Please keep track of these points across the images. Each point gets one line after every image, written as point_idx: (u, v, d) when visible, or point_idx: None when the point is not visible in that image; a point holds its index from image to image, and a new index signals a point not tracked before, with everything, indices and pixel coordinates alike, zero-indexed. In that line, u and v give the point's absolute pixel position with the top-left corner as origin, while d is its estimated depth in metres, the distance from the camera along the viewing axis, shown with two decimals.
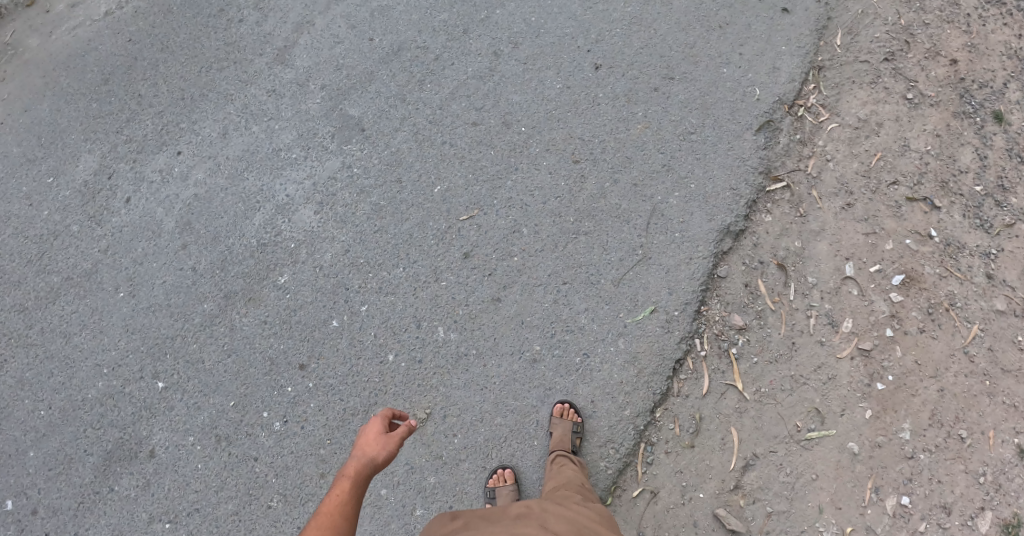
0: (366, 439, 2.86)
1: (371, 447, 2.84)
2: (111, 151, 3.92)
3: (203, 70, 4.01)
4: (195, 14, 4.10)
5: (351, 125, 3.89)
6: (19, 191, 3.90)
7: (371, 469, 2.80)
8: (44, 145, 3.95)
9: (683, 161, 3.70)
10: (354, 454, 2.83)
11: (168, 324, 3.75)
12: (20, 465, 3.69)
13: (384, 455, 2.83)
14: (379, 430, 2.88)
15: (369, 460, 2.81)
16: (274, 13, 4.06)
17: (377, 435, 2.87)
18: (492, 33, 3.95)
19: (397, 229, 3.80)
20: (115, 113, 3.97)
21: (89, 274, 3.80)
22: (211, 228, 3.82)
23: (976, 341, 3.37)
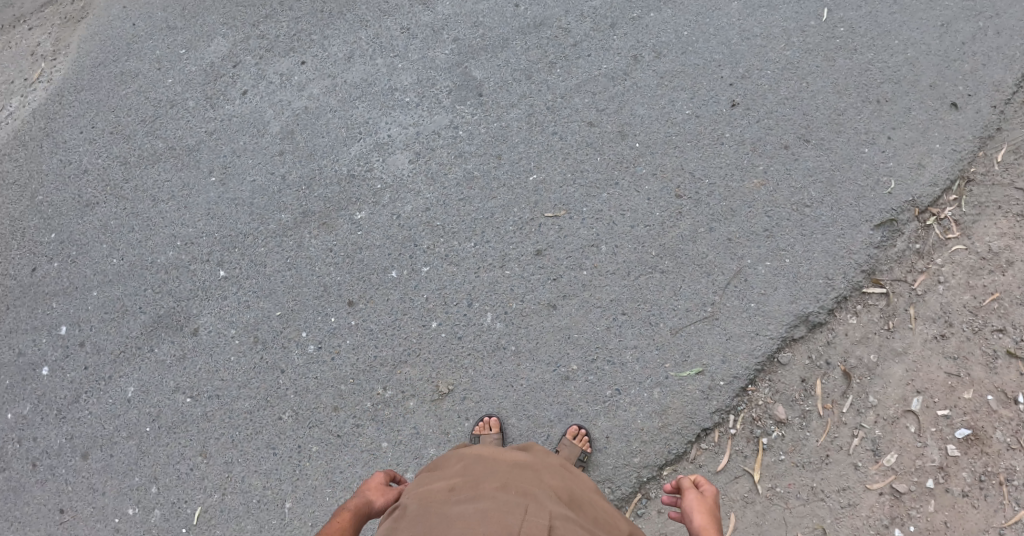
0: (369, 486, 3.04)
1: (373, 492, 3.01)
2: (246, 43, 4.13)
3: None
4: None
5: (471, 87, 3.91)
6: (153, 53, 4.17)
7: (371, 510, 2.97)
8: (186, 17, 4.22)
9: (786, 231, 3.47)
10: (359, 495, 3.00)
11: (247, 220, 3.89)
12: (83, 300, 3.92)
13: (383, 501, 2.99)
14: (382, 480, 3.06)
15: (368, 502, 2.97)
16: None
17: (379, 485, 3.05)
18: (639, 34, 3.87)
19: (482, 204, 3.77)
20: (258, 7, 4.19)
21: (191, 149, 4.00)
22: (310, 144, 3.94)
23: (1018, 527, 3.08)
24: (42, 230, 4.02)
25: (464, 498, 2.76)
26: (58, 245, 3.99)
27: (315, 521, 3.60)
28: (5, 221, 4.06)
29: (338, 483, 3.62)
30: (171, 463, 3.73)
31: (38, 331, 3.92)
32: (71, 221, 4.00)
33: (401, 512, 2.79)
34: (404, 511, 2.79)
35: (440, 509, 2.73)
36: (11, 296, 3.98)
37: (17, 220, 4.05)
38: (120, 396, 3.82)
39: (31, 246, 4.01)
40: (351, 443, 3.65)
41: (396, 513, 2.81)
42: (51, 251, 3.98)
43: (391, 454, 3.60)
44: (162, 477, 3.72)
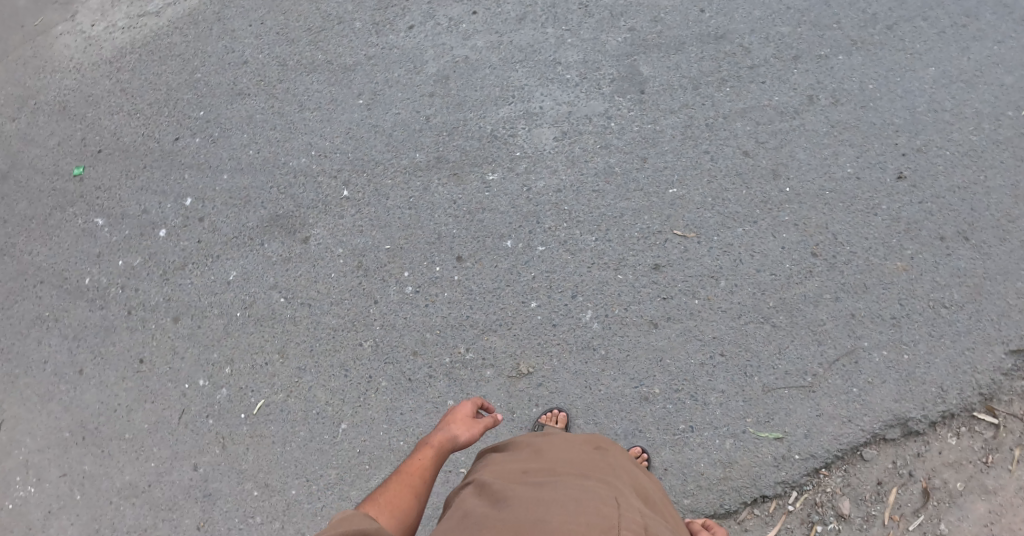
0: (455, 417, 2.96)
1: (458, 426, 2.93)
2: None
3: None
4: None
5: (635, 82, 3.86)
6: None
7: (454, 445, 2.90)
8: None
9: (914, 325, 3.32)
10: (444, 427, 2.93)
11: (382, 149, 3.98)
12: (213, 179, 4.07)
13: (469, 435, 2.91)
14: (468, 412, 2.97)
15: (453, 437, 2.90)
16: None
17: (466, 417, 2.97)
18: (821, 74, 3.72)
19: (613, 201, 3.72)
20: None
21: (346, 68, 4.14)
22: (462, 93, 3.99)
23: None
24: (193, 106, 4.21)
25: (549, 482, 2.65)
26: (204, 123, 4.17)
27: (364, 451, 3.66)
28: (162, 89, 4.28)
29: (395, 422, 3.66)
30: (250, 352, 3.85)
31: (166, 195, 4.09)
32: (222, 104, 4.19)
33: (482, 493, 2.69)
34: (486, 491, 2.68)
35: (525, 490, 2.62)
36: (149, 157, 4.17)
37: (174, 91, 4.26)
38: (222, 277, 3.96)
39: (180, 117, 4.20)
40: (419, 390, 3.67)
41: (475, 493, 2.71)
42: (196, 127, 4.17)
43: None
44: (237, 362, 3.85)
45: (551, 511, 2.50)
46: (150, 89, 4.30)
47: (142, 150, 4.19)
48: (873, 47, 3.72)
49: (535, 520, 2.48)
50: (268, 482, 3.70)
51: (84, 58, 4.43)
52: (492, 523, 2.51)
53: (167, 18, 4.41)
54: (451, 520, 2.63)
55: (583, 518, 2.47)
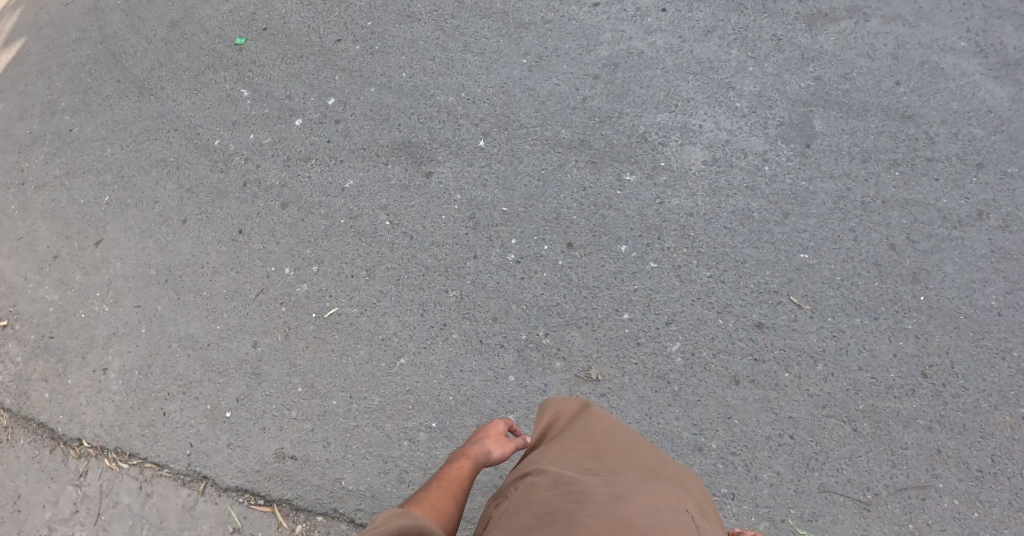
0: (489, 433, 3.15)
1: (492, 442, 3.11)
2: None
3: None
4: None
5: (804, 134, 3.73)
6: None
7: (488, 460, 3.08)
8: None
9: (996, 485, 3.25)
10: (478, 442, 3.11)
11: (531, 113, 3.92)
12: (359, 88, 4.10)
13: (501, 453, 3.09)
14: (501, 431, 3.15)
15: (486, 453, 3.08)
16: None
17: (498, 434, 3.14)
18: (999, 193, 3.57)
19: (740, 245, 3.61)
20: None
21: (520, 25, 4.08)
22: (626, 86, 3.91)
23: None
24: (363, 14, 4.25)
25: (620, 480, 2.61)
26: (368, 33, 4.20)
27: (412, 391, 3.59)
28: None
29: (452, 378, 3.59)
30: (341, 260, 3.82)
31: (313, 88, 4.14)
32: (391, 21, 4.21)
33: (551, 486, 2.63)
34: (556, 483, 2.62)
35: (600, 486, 2.57)
36: (309, 48, 4.23)
37: None
38: (340, 182, 3.95)
39: (348, 21, 4.25)
40: (485, 355, 3.59)
41: (544, 485, 2.64)
42: (360, 34, 4.21)
43: (512, 390, 3.53)
44: (326, 265, 3.83)
45: (634, 510, 2.46)
46: None
47: (305, 40, 4.25)
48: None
49: (622, 519, 2.43)
50: (314, 385, 3.66)
51: None
52: (578, 519, 2.45)
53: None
54: (525, 514, 2.57)
55: (669, 523, 2.44)
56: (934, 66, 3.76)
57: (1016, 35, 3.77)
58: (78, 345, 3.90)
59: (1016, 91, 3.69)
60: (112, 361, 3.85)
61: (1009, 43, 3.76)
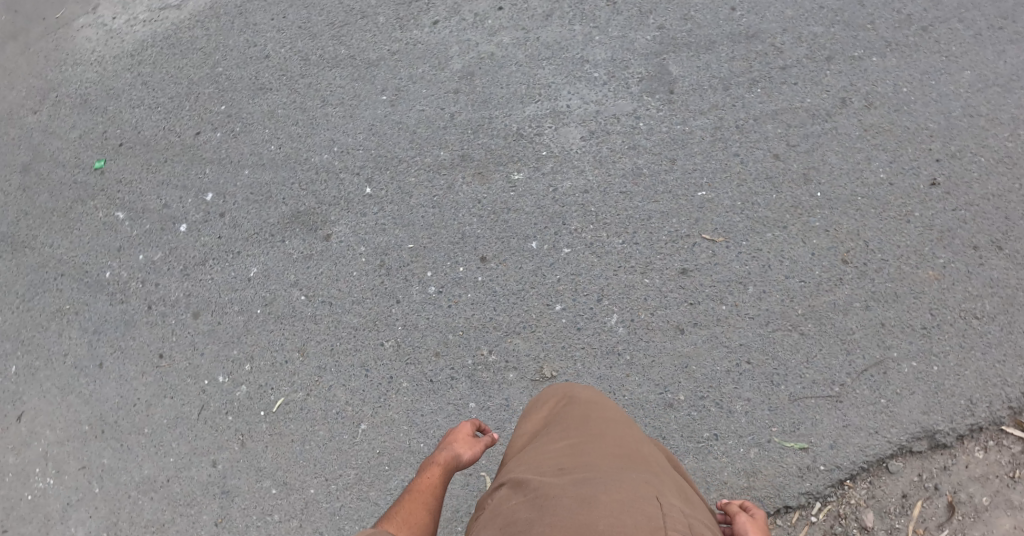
0: (456, 437, 3.02)
1: (460, 445, 2.99)
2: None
3: None
4: None
5: (664, 81, 3.84)
6: None
7: (459, 463, 2.95)
8: None
9: (944, 335, 3.35)
10: (446, 447, 2.98)
11: (406, 146, 3.93)
12: (233, 176, 4.04)
13: (471, 454, 2.97)
14: (468, 432, 3.04)
15: (456, 456, 2.96)
16: None
17: (466, 436, 3.03)
18: (855, 77, 3.74)
19: (641, 204, 3.69)
20: None
21: (370, 64, 4.11)
22: (487, 90, 3.95)
23: None
24: (213, 100, 4.19)
25: (590, 477, 2.62)
26: (225, 118, 4.15)
27: (384, 452, 3.57)
28: (183, 82, 4.27)
29: (417, 425, 3.57)
30: (270, 349, 3.77)
31: (187, 189, 4.06)
32: (243, 98, 4.17)
33: (521, 495, 2.64)
34: (526, 491, 2.64)
35: (568, 489, 2.58)
36: (170, 151, 4.15)
37: (195, 85, 4.25)
38: (243, 273, 3.89)
39: (201, 112, 4.19)
40: (440, 393, 3.59)
41: (515, 494, 2.66)
42: (217, 121, 4.15)
43: (477, 415, 3.54)
44: (257, 359, 3.77)
45: (598, 510, 2.48)
46: (170, 82, 4.29)
47: (164, 145, 4.17)
48: (908, 48, 3.76)
49: (585, 521, 2.46)
50: (287, 481, 3.60)
51: (106, 51, 4.44)
52: (540, 527, 2.48)
53: (188, 11, 4.43)
54: (494, 526, 2.60)
55: (631, 520, 2.45)
56: None
57: None
58: (36, 528, 3.74)
59: None
60: (76, 531, 3.70)
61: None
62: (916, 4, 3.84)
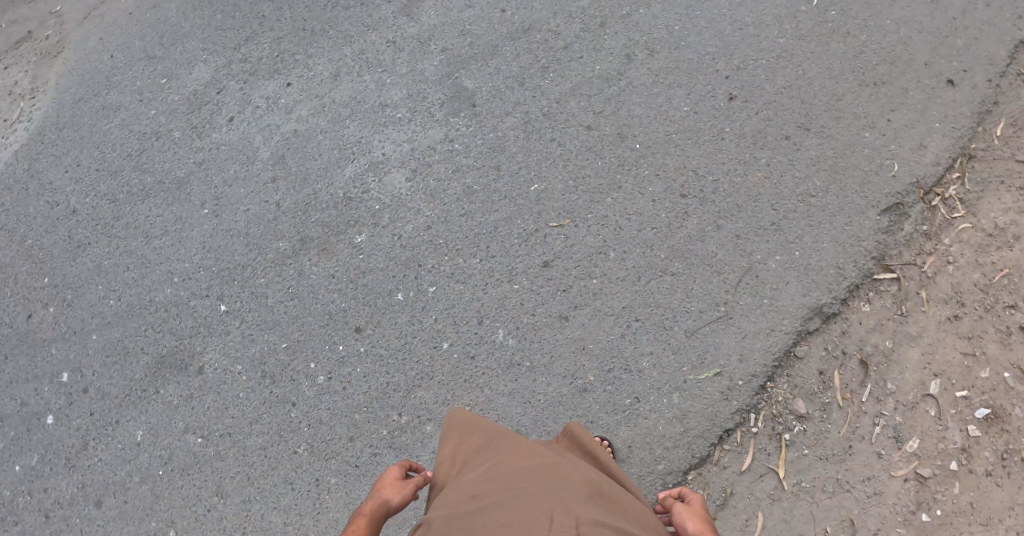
0: (384, 481, 2.72)
1: (388, 491, 2.68)
2: (227, 67, 4.03)
3: (332, 5, 4.07)
4: None
5: (463, 97, 3.81)
6: (133, 84, 4.05)
7: (389, 510, 2.65)
8: (164, 45, 4.11)
9: (794, 224, 3.44)
10: (373, 495, 2.68)
11: (244, 251, 3.75)
12: (82, 346, 3.73)
13: (401, 498, 2.66)
14: (396, 476, 2.73)
15: (384, 501, 2.66)
16: None
17: (394, 480, 2.72)
18: (631, 33, 3.82)
19: (484, 218, 3.63)
20: (237, 29, 4.09)
21: (180, 183, 3.86)
22: (303, 168, 3.81)
23: None
24: (34, 275, 3.85)
25: (494, 501, 2.48)
26: (52, 289, 3.82)
27: None
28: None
29: None
30: (188, 505, 3.49)
31: (38, 379, 3.72)
32: (64, 261, 3.84)
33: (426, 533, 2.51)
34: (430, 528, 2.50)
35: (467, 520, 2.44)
36: (6, 345, 3.78)
37: (8, 268, 3.88)
38: (130, 439, 3.60)
39: (26, 293, 3.83)
40: (370, 473, 3.43)
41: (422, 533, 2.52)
42: (46, 296, 3.81)
43: None
44: (180, 520, 3.48)
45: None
46: None
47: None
48: None
49: None
50: None
51: None
52: None
53: None
54: None
55: None
56: None
57: None
58: None
59: None
60: None
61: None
62: None
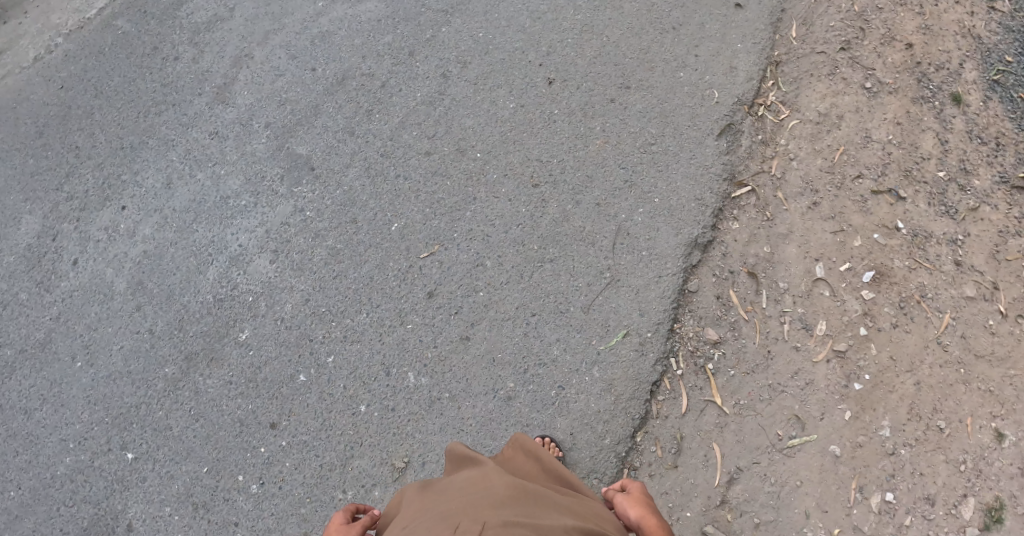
0: (330, 528, 2.79)
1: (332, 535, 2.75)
2: (54, 211, 3.74)
3: (143, 115, 3.84)
4: (129, 54, 3.94)
5: (300, 165, 3.71)
6: None
7: None
8: None
9: (645, 175, 3.55)
10: None
11: (132, 392, 3.49)
12: None
13: None
14: (341, 520, 2.80)
15: None
16: (211, 48, 3.92)
17: (340, 524, 2.78)
18: (440, 53, 3.84)
19: (356, 272, 3.55)
20: (54, 168, 3.79)
21: (43, 344, 3.58)
22: (165, 286, 3.60)
23: (950, 331, 3.19)
24: None
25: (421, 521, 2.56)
26: None
27: None
28: None
29: None
30: None
31: None
32: None
33: None
34: None
35: None
36: None
37: None
38: None
39: None
40: None
41: None
42: None
43: None
44: None
45: None
46: None
47: None
48: (464, 5, 3.92)
49: None
50: None
51: None
52: None
53: None
54: None
55: None
56: (320, 34, 3.91)
57: None
58: None
59: None
60: None
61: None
62: None
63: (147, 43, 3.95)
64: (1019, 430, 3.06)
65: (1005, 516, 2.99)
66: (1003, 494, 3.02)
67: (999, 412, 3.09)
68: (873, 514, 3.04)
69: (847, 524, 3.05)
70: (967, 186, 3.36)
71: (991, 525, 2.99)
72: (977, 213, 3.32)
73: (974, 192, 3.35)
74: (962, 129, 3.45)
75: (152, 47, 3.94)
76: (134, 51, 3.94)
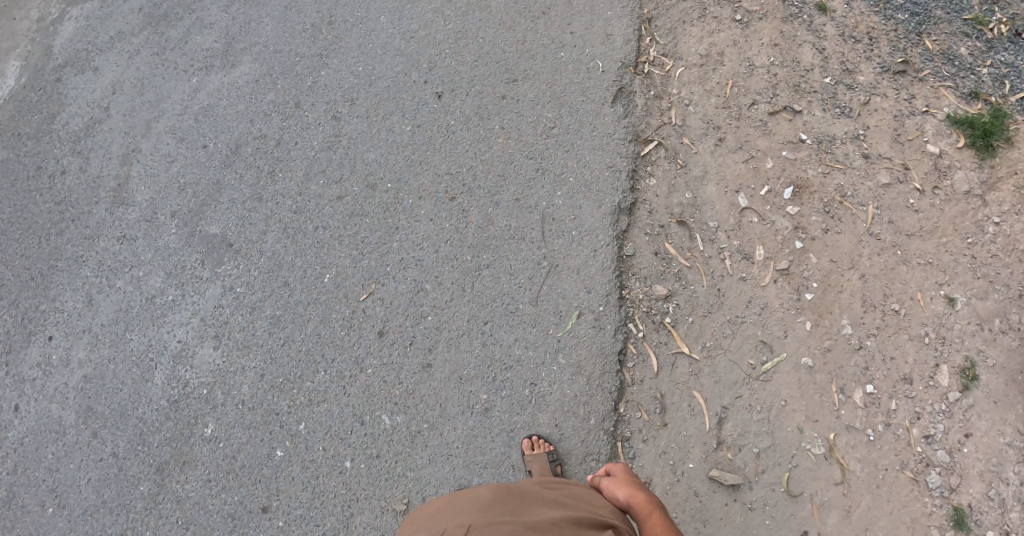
0: None
1: None
2: None
3: (44, 239, 3.73)
4: (13, 180, 3.82)
5: (217, 244, 3.66)
6: None
7: None
8: None
9: (554, 159, 3.60)
10: None
11: (113, 521, 3.37)
12: None
13: None
14: None
15: None
16: (95, 153, 3.83)
17: None
18: (325, 97, 3.84)
19: (303, 333, 3.50)
20: None
21: (7, 500, 3.43)
22: (115, 405, 3.50)
23: (877, 220, 3.31)
24: None
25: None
26: None
27: None
28: None
29: None
30: None
31: None
32: None
33: None
34: None
35: None
36: None
37: None
38: None
39: None
40: None
41: None
42: None
43: None
44: None
45: None
46: None
47: None
48: (335, 44, 3.92)
49: None
50: None
51: None
52: None
53: None
54: None
55: None
56: (201, 110, 3.87)
57: (207, 33, 4.00)
58: None
59: (250, 53, 3.94)
60: None
61: (208, 42, 3.98)
62: (306, 12, 4.00)
63: (28, 165, 3.84)
64: (966, 291, 3.18)
65: (979, 373, 3.09)
66: (971, 353, 3.12)
67: (944, 280, 3.20)
68: (860, 410, 3.12)
69: (839, 427, 3.12)
70: (854, 84, 3.49)
71: (969, 385, 3.09)
72: (870, 105, 3.46)
73: (862, 87, 3.49)
74: (835, 33, 3.58)
75: (34, 167, 3.84)
76: (17, 176, 3.83)
